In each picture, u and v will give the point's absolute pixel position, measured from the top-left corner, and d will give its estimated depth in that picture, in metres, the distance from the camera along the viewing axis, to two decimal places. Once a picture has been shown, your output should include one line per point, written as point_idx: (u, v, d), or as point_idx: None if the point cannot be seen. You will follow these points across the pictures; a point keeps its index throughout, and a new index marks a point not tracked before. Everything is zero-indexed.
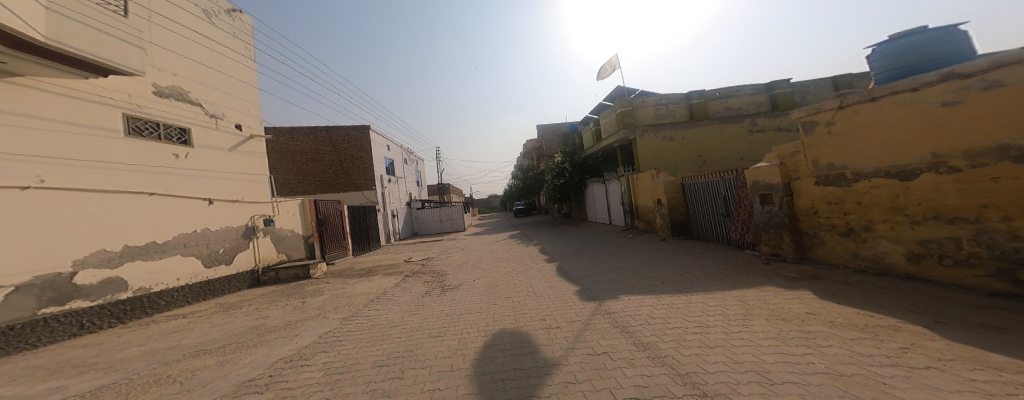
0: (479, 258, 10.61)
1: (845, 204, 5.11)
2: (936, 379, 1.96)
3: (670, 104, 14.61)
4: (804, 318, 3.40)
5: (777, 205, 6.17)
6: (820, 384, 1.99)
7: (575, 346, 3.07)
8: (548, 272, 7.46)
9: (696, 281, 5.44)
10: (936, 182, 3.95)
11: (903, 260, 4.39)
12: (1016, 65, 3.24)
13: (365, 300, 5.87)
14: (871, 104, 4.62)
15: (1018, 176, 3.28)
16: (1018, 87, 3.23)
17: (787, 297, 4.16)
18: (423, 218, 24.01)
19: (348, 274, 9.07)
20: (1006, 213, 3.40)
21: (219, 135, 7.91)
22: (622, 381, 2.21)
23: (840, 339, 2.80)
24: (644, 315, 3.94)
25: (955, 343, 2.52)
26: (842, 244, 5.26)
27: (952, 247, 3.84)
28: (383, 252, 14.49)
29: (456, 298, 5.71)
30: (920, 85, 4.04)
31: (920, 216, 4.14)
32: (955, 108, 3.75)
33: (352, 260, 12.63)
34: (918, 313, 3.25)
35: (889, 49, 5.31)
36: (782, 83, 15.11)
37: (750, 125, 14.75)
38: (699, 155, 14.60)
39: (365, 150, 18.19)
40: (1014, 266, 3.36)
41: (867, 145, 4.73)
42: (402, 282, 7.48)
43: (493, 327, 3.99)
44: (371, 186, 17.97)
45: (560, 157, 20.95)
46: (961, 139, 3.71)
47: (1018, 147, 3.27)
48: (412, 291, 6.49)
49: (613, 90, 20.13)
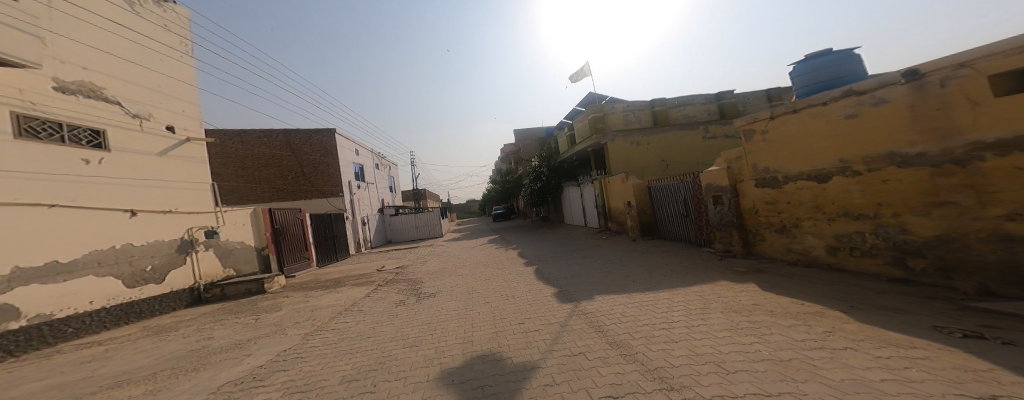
0: (457, 264, 10.37)
1: (779, 203, 5.70)
2: (853, 358, 2.25)
3: (636, 111, 15.47)
4: (750, 310, 3.73)
5: (727, 205, 6.71)
6: (765, 370, 2.21)
7: (552, 349, 3.13)
8: (527, 276, 7.50)
9: (663, 278, 5.78)
10: (843, 184, 4.58)
11: (824, 252, 5.01)
12: (895, 86, 3.88)
13: (332, 313, 5.53)
14: (794, 115, 5.23)
15: (902, 179, 3.90)
16: (898, 105, 3.86)
17: (738, 290, 4.55)
18: (397, 225, 22.99)
19: (311, 287, 8.44)
20: (895, 210, 4.00)
21: (144, 137, 7.08)
22: (598, 380, 2.29)
23: (778, 326, 3.12)
24: (618, 314, 4.10)
25: (864, 325, 2.92)
26: (778, 239, 5.86)
27: (858, 240, 4.46)
28: (351, 262, 13.69)
29: (433, 306, 5.55)
30: (828, 99, 4.66)
31: (834, 214, 4.77)
32: (854, 120, 4.37)
33: (318, 271, 11.81)
34: (836, 299, 3.71)
35: (807, 67, 6.03)
36: (728, 94, 16.50)
37: (703, 132, 15.97)
38: (662, 159, 15.53)
39: (330, 155, 17.05)
40: (903, 256, 3.98)
41: (793, 151, 5.33)
42: (374, 292, 7.12)
43: (471, 334, 3.92)
44: (336, 193, 16.86)
45: (535, 161, 21.28)
46: (861, 147, 4.33)
47: (901, 154, 3.89)
48: (385, 301, 6.21)
49: (584, 97, 20.96)
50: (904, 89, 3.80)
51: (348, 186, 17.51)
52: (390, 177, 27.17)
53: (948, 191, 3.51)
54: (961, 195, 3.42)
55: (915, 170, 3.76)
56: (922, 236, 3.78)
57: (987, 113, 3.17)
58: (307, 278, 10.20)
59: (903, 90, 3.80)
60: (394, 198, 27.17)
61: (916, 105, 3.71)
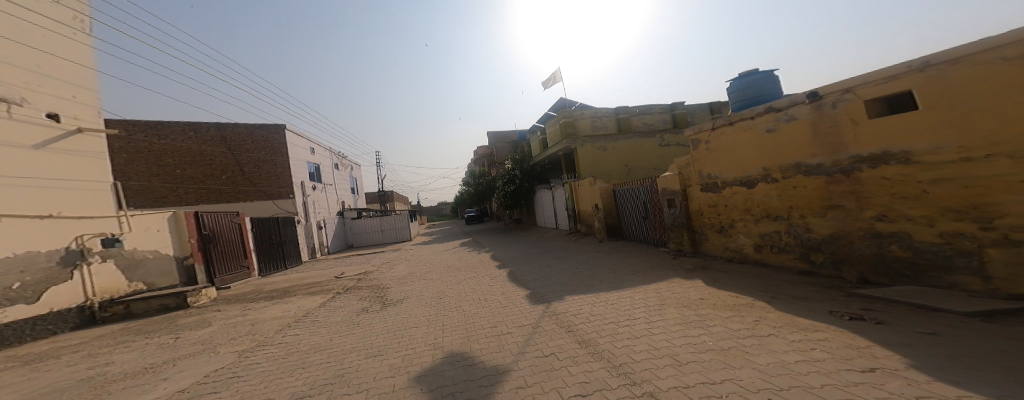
0: (427, 269, 10.00)
1: (718, 206, 6.28)
2: (775, 343, 2.53)
3: (603, 118, 16.26)
4: (697, 304, 4.04)
5: (678, 208, 7.20)
6: (710, 359, 2.41)
7: (524, 350, 3.13)
8: (500, 278, 7.44)
9: (626, 277, 6.06)
10: (766, 189, 5.25)
11: (754, 250, 5.62)
12: (802, 105, 4.57)
13: (279, 326, 5.04)
14: (729, 127, 5.82)
15: (806, 186, 4.65)
16: (804, 122, 4.57)
17: (687, 286, 4.90)
18: (359, 230, 21.64)
19: (251, 299, 7.63)
20: (802, 212, 4.75)
21: (15, 127, 5.62)
22: (568, 380, 2.35)
23: (720, 318, 3.41)
24: (586, 313, 4.20)
25: (784, 313, 3.30)
26: (718, 239, 6.44)
27: (778, 239, 5.15)
28: (303, 269, 12.65)
29: (399, 313, 5.29)
30: (754, 114, 5.27)
31: (759, 215, 5.45)
32: (773, 134, 5.03)
33: (264, 280, 10.75)
34: (762, 291, 4.17)
35: (740, 84, 6.70)
36: (680, 105, 17.51)
37: (659, 140, 16.77)
38: (624, 165, 16.31)
39: (279, 153, 15.58)
40: (809, 251, 4.71)
41: (728, 160, 5.93)
42: (332, 301, 6.64)
43: (441, 340, 3.78)
44: (286, 194, 15.41)
45: (509, 164, 21.32)
46: (778, 157, 5.00)
47: (806, 165, 4.62)
48: (343, 311, 5.80)
49: (556, 102, 21.47)
50: (807, 108, 4.51)
51: (302, 188, 16.20)
52: (352, 177, 25.59)
53: (840, 195, 4.23)
54: (846, 200, 4.19)
55: (815, 178, 4.52)
56: (821, 234, 4.52)
57: (864, 132, 3.92)
58: (251, 288, 9.23)
59: (807, 109, 4.51)
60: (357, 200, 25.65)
61: (816, 123, 4.43)
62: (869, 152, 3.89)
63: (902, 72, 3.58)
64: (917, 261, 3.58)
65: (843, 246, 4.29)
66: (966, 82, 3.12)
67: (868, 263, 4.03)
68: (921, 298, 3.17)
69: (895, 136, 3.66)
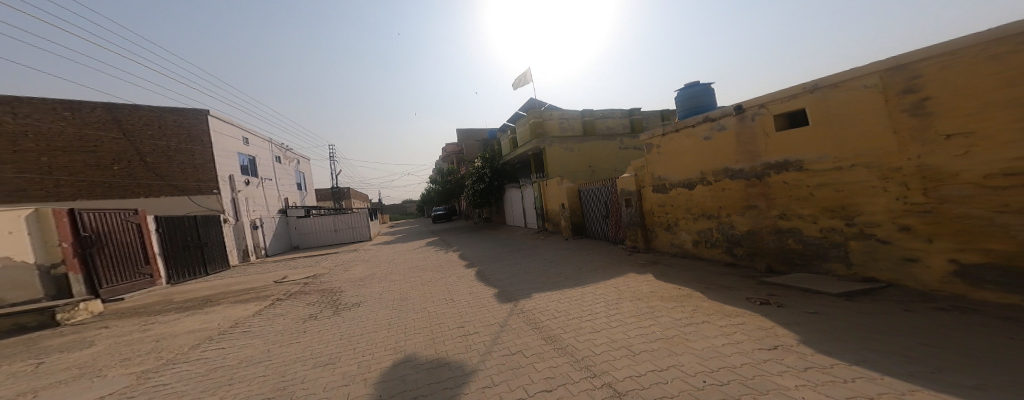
0: (388, 270, 9.48)
1: (666, 206, 6.75)
2: (708, 329, 2.79)
3: (569, 119, 16.74)
4: (649, 296, 4.31)
5: (634, 207, 7.58)
6: (658, 348, 2.60)
7: (491, 350, 3.10)
8: (467, 278, 7.30)
9: (590, 273, 6.28)
10: (702, 191, 5.83)
11: (695, 246, 6.16)
12: (730, 116, 5.14)
13: (205, 340, 4.44)
14: (674, 133, 6.29)
15: (731, 188, 5.27)
16: (731, 132, 5.15)
17: (641, 280, 5.22)
18: (305, 229, 19.84)
19: (168, 309, 6.61)
20: (728, 211, 5.38)
21: None
22: (534, 376, 2.38)
23: (667, 309, 3.67)
24: (552, 310, 4.27)
25: (717, 301, 3.64)
26: (665, 236, 6.93)
27: (711, 235, 5.76)
28: (237, 274, 11.29)
29: (357, 317, 4.94)
30: (695, 123, 5.78)
31: (697, 214, 6.02)
32: (708, 141, 5.58)
33: (187, 286, 9.41)
34: (699, 282, 4.58)
35: (687, 94, 7.26)
36: (638, 111, 18.27)
37: (620, 143, 17.51)
38: (589, 165, 16.89)
39: (197, 142, 13.68)
40: (734, 245, 5.36)
41: (673, 163, 6.41)
42: (270, 309, 6.02)
43: (401, 343, 3.60)
44: (207, 190, 13.57)
45: (478, 162, 21.02)
46: (712, 163, 5.58)
47: (733, 170, 5.22)
48: (287, 318, 5.28)
49: (526, 102, 21.59)
50: (733, 119, 5.09)
51: (231, 183, 14.53)
52: (298, 173, 23.40)
53: (755, 197, 4.90)
54: (759, 201, 4.86)
55: (738, 182, 5.14)
56: (743, 230, 5.18)
57: (774, 143, 4.56)
58: (170, 296, 8.03)
59: (733, 120, 5.09)
60: (303, 198, 23.51)
61: (740, 133, 5.02)
62: (776, 160, 4.56)
63: (799, 92, 4.17)
64: (812, 253, 4.26)
65: (759, 241, 4.94)
66: (840, 105, 3.76)
67: (776, 255, 4.71)
68: (811, 284, 3.77)
69: (796, 147, 4.30)
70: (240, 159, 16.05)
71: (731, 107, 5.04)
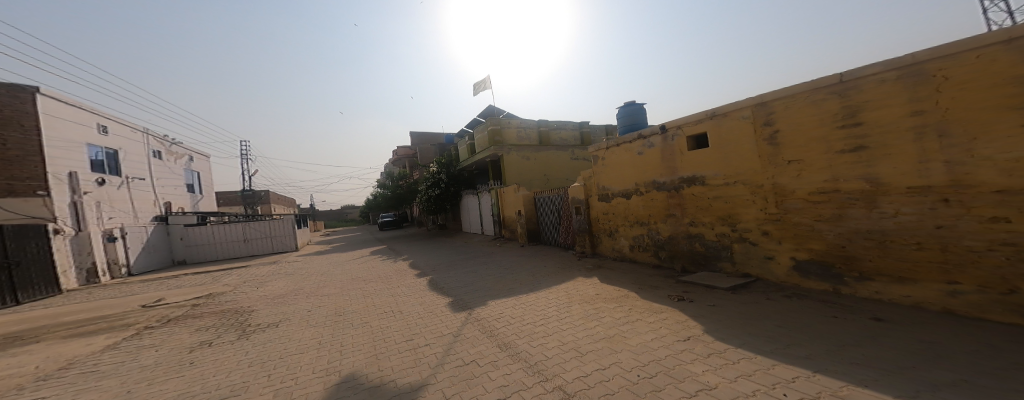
0: (328, 283, 8.67)
1: (608, 214, 7.23)
2: (643, 330, 3.08)
3: (526, 129, 17.21)
4: (596, 298, 4.56)
5: (583, 214, 7.98)
6: (601, 347, 2.79)
7: (444, 362, 3.02)
8: (419, 288, 6.99)
9: (543, 279, 6.45)
10: (634, 201, 6.45)
11: (630, 250, 6.70)
12: (657, 135, 5.84)
13: (76, 379, 3.58)
14: (613, 148, 6.86)
15: (657, 198, 5.98)
16: (658, 148, 5.85)
17: (588, 283, 5.51)
18: (200, 240, 15.61)
19: (24, 342, 5.26)
20: (654, 218, 6.07)
21: None
22: (488, 386, 2.38)
23: (610, 309, 3.94)
24: (507, 316, 4.30)
25: (651, 302, 4.01)
26: (607, 242, 7.43)
27: (643, 241, 6.36)
28: (118, 292, 9.30)
29: (289, 338, 4.42)
30: (629, 139, 6.40)
31: (629, 222, 6.62)
32: (640, 156, 6.22)
33: (36, 312, 7.44)
34: (637, 284, 5.00)
35: (626, 112, 7.88)
36: (587, 125, 19.46)
37: (572, 154, 18.37)
38: (544, 174, 17.39)
39: (12, 126, 9.27)
40: (659, 249, 6.04)
41: (613, 174, 6.95)
42: (147, 339, 4.98)
43: (341, 363, 3.33)
44: (26, 191, 9.40)
45: (433, 167, 20.43)
46: (641, 175, 6.24)
47: (659, 182, 5.90)
48: (186, 347, 4.47)
49: (485, 109, 21.68)
50: (659, 138, 5.81)
51: (72, 182, 10.43)
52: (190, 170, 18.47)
53: (674, 206, 5.64)
54: (677, 210, 5.62)
55: (663, 193, 5.84)
56: (665, 235, 5.88)
57: (689, 159, 5.36)
58: (13, 327, 6.28)
59: (659, 139, 5.80)
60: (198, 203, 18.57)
61: (665, 150, 5.74)
62: (690, 174, 5.37)
63: (704, 118, 5.10)
64: (725, 253, 4.99)
65: (679, 246, 5.65)
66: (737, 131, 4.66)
67: (694, 256, 5.43)
68: (719, 281, 4.46)
69: (706, 164, 5.12)
70: (93, 151, 11.69)
71: (658, 127, 5.75)
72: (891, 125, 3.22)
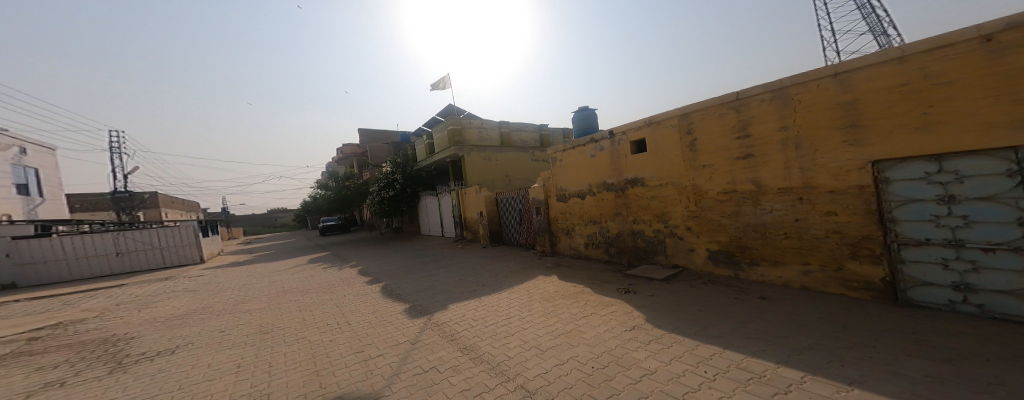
0: (263, 295, 7.66)
1: (566, 214, 7.27)
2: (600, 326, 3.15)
3: (486, 129, 16.94)
4: (557, 294, 4.54)
5: (542, 214, 7.95)
6: (560, 343, 2.86)
7: (401, 371, 2.72)
8: (371, 295, 6.44)
9: (505, 279, 6.29)
10: (587, 201, 6.60)
11: (585, 248, 6.83)
12: (606, 138, 6.03)
13: None
14: (568, 150, 6.94)
15: (603, 198, 6.18)
16: (606, 152, 6.04)
17: (549, 281, 5.48)
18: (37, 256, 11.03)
19: None
20: (603, 217, 6.27)
21: None
22: (449, 392, 2.23)
23: (570, 306, 3.94)
24: (468, 319, 4.04)
25: (610, 298, 4.08)
26: (564, 241, 7.50)
27: (595, 238, 6.53)
28: None
29: (209, 362, 3.73)
30: (582, 142, 6.54)
31: (582, 221, 6.78)
32: (592, 159, 6.37)
33: None
34: (594, 279, 5.10)
35: (580, 116, 8.05)
36: (547, 127, 19.72)
37: (532, 155, 18.49)
38: (505, 175, 17.28)
39: None
40: (608, 246, 6.25)
41: (569, 176, 7.03)
42: (5, 372, 3.90)
43: (275, 384, 2.87)
44: None
45: (388, 167, 19.33)
46: (592, 177, 6.41)
47: (607, 183, 6.10)
48: (57, 382, 3.53)
49: (444, 108, 21.01)
50: (608, 142, 6.01)
51: None
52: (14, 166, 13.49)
53: (620, 205, 5.88)
54: (622, 209, 5.86)
55: (611, 193, 6.04)
56: (613, 233, 6.10)
57: (631, 163, 5.61)
58: None
59: (607, 142, 6.00)
60: (33, 207, 13.99)
61: (612, 153, 5.94)
62: (631, 176, 5.62)
63: (643, 125, 5.37)
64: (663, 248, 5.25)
65: (625, 242, 5.91)
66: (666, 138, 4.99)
67: (637, 251, 5.70)
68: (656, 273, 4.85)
69: (644, 167, 5.39)
70: None
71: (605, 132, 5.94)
72: (772, 137, 3.83)
